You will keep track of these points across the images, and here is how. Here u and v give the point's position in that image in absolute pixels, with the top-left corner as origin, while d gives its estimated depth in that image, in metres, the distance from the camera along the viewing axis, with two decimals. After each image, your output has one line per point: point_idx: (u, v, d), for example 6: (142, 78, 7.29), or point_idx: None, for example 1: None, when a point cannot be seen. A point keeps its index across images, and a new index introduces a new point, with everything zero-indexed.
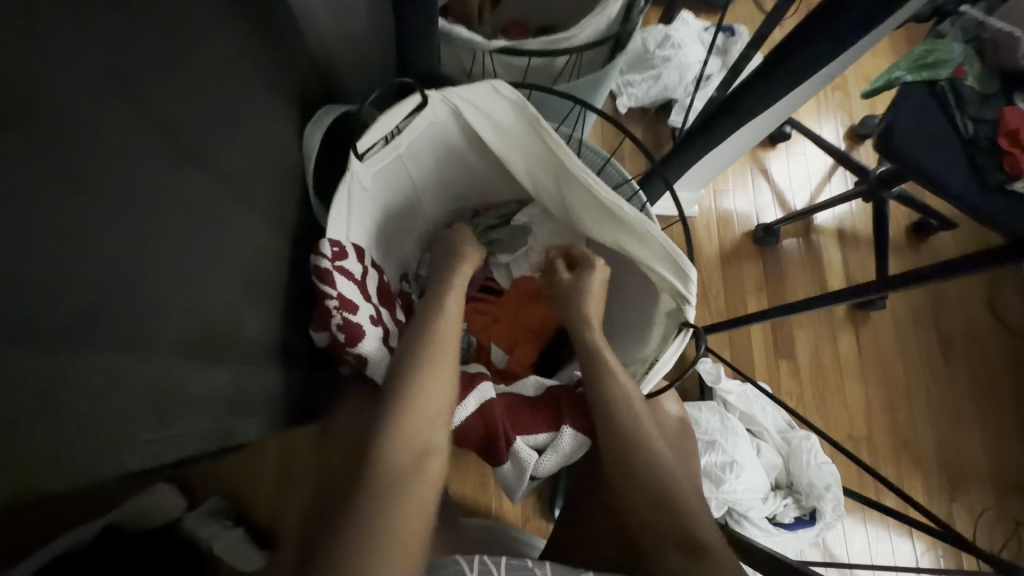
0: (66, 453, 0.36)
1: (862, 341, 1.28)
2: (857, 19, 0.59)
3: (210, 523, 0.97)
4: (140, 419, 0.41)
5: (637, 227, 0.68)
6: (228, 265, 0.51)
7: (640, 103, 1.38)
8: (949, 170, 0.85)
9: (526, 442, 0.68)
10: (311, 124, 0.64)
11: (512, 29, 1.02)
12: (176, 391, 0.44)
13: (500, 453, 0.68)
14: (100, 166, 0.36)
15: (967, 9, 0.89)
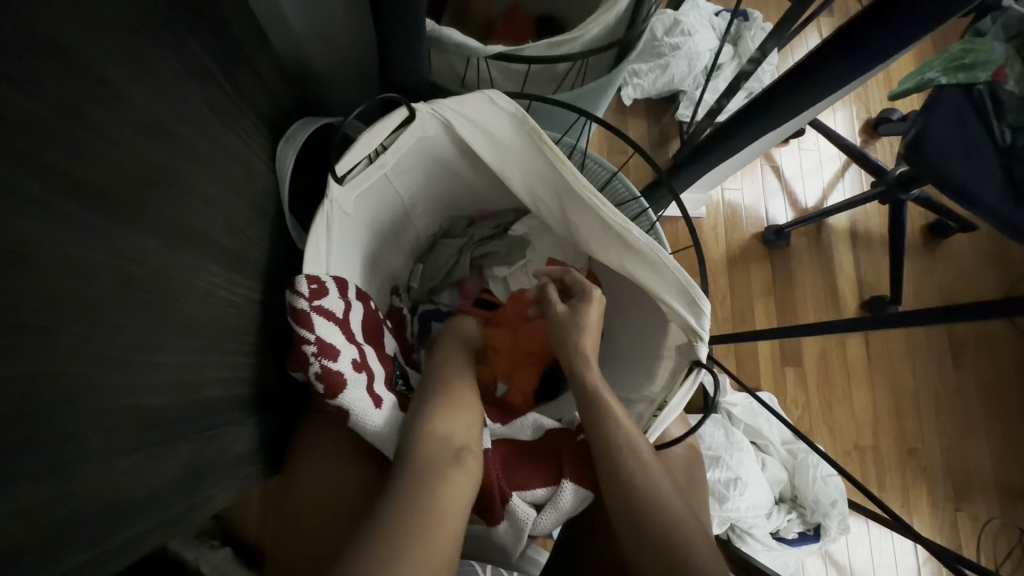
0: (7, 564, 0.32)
1: (872, 347, 1.24)
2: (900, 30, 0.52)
3: (195, 546, 0.93)
4: (90, 513, 0.36)
5: (646, 253, 0.62)
6: (191, 313, 0.46)
7: (645, 94, 1.30)
8: (983, 183, 0.78)
9: (523, 498, 0.64)
10: (283, 142, 0.58)
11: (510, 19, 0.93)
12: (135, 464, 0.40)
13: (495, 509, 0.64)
14: (28, 225, 0.31)
15: (1011, 1, 0.80)
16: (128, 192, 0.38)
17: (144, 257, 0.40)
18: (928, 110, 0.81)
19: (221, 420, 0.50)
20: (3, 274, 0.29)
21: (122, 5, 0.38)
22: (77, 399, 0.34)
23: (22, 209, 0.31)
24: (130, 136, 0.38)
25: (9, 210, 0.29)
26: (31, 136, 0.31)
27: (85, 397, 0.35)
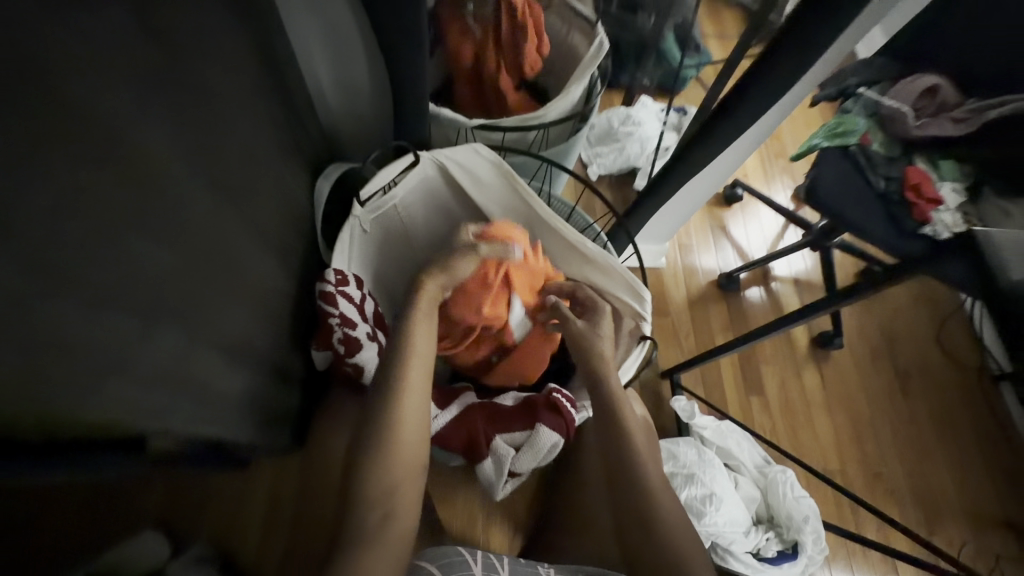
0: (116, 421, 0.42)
1: (825, 377, 1.38)
2: (765, 96, 0.75)
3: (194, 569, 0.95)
4: (172, 409, 0.47)
5: (600, 261, 0.79)
6: (249, 285, 0.61)
7: (608, 170, 1.57)
8: (870, 218, 0.99)
9: (504, 441, 0.72)
10: (320, 177, 0.78)
11: None
12: (201, 383, 0.52)
13: (479, 453, 0.72)
14: (179, 189, 0.47)
15: (863, 90, 1.04)
16: (230, 185, 0.55)
17: (233, 232, 0.56)
18: (819, 165, 1.03)
19: (261, 377, 0.61)
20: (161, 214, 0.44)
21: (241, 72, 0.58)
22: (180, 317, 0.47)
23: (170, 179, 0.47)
24: (236, 149, 0.56)
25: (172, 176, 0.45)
26: (187, 136, 0.49)
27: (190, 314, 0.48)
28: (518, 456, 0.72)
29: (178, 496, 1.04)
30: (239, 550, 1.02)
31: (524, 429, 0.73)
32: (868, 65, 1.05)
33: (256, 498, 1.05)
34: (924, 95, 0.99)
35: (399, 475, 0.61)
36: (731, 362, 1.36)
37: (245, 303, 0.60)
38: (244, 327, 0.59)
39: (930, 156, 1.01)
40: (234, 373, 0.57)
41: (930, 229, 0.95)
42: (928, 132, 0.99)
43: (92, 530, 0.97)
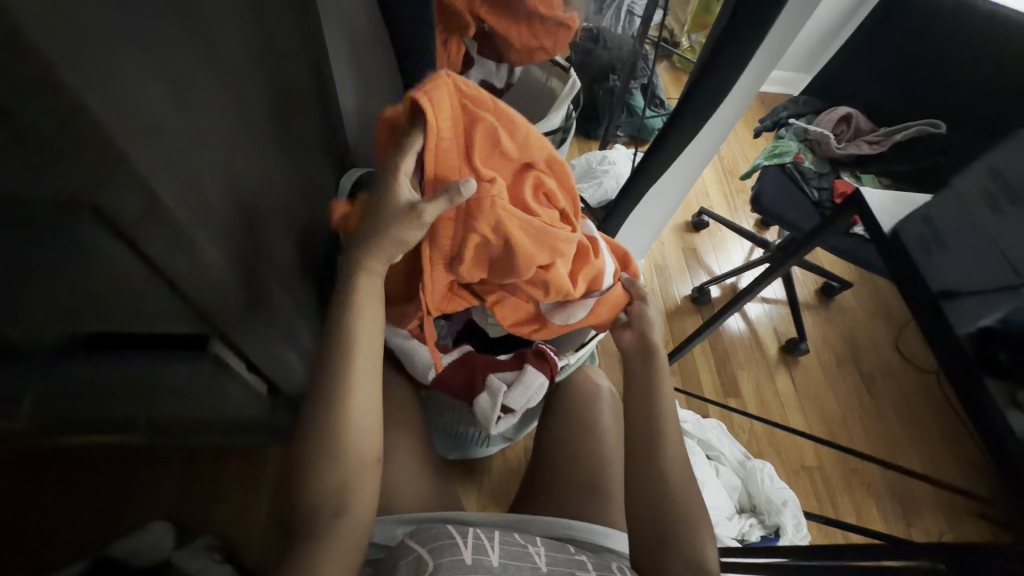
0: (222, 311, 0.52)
1: (795, 380, 1.49)
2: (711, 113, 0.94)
3: (203, 557, 0.98)
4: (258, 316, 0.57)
5: None
6: (316, 241, 0.73)
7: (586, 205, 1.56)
8: (806, 220, 1.16)
9: (496, 378, 0.81)
10: (345, 176, 0.87)
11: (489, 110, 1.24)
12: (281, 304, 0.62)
13: (476, 390, 0.82)
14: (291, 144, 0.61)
15: (793, 121, 1.26)
16: (309, 156, 0.70)
17: (308, 193, 0.69)
18: (761, 181, 1.21)
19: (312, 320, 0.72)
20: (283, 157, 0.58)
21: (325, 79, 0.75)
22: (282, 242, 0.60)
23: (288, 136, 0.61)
24: (315, 133, 0.72)
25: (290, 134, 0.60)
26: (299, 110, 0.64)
27: (284, 241, 0.60)
28: (510, 392, 0.81)
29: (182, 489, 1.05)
30: (243, 546, 1.07)
31: (513, 368, 0.82)
32: (796, 102, 1.29)
33: (263, 491, 1.14)
34: (840, 123, 1.21)
35: (350, 482, 0.54)
36: (709, 366, 1.47)
37: (311, 256, 0.72)
38: (307, 274, 0.70)
39: (853, 172, 1.21)
40: (300, 308, 0.68)
41: (858, 229, 1.07)
42: (849, 151, 1.19)
43: None
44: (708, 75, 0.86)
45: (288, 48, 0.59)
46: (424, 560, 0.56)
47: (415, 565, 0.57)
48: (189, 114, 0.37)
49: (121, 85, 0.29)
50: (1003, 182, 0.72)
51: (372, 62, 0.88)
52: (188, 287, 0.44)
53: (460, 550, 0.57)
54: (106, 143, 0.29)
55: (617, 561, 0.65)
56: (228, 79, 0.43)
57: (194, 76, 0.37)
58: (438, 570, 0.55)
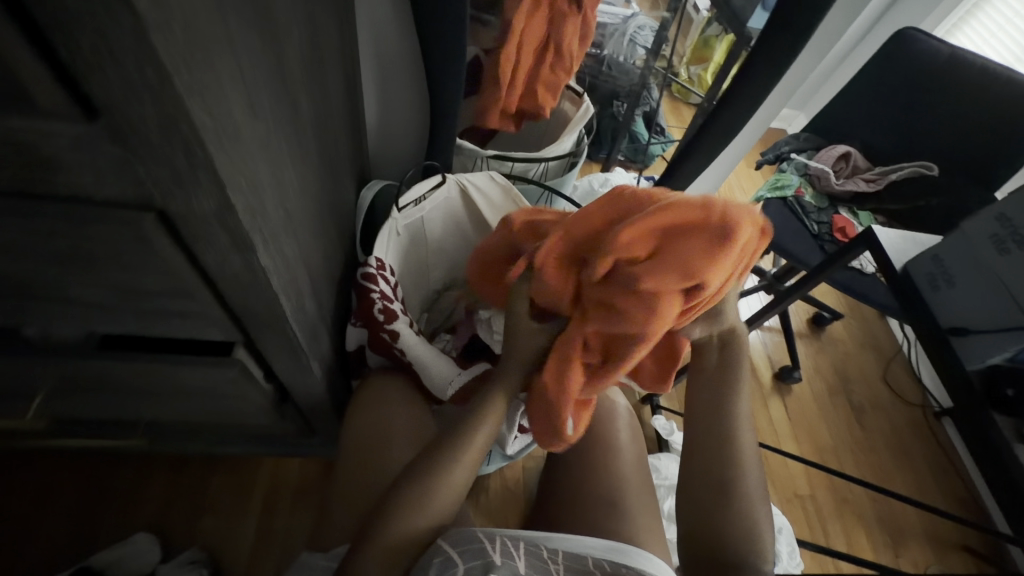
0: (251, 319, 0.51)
1: (789, 407, 1.51)
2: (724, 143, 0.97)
3: (187, 571, 0.87)
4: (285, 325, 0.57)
5: None
6: (337, 250, 0.73)
7: None
8: (807, 252, 1.19)
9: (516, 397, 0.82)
10: (365, 188, 0.89)
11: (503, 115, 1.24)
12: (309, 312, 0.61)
13: None
14: (325, 152, 0.62)
15: (794, 156, 1.30)
16: (337, 166, 0.70)
17: (334, 201, 0.69)
18: (764, 211, 1.25)
19: (330, 331, 0.71)
20: (318, 165, 0.58)
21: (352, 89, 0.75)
22: (315, 250, 0.60)
23: (324, 145, 0.62)
24: (343, 142, 0.72)
25: (324, 143, 0.61)
26: (333, 119, 0.65)
27: (314, 250, 0.59)
28: (526, 411, 0.82)
29: (172, 497, 0.97)
30: (233, 562, 0.93)
31: None
32: (796, 138, 1.34)
33: (252, 499, 1.00)
34: (839, 160, 1.26)
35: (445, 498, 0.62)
36: None
37: (333, 264, 0.71)
38: (330, 282, 0.70)
39: (850, 208, 1.26)
40: (323, 317, 0.67)
41: (857, 263, 1.13)
42: (848, 187, 1.23)
43: (78, 532, 0.91)
44: (722, 109, 0.90)
45: (328, 59, 0.60)
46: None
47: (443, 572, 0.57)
48: (257, 117, 0.38)
49: (215, 89, 0.30)
50: (1011, 225, 0.73)
51: (398, 77, 0.90)
52: (233, 290, 0.44)
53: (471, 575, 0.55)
54: (197, 145, 0.30)
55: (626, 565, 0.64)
56: (281, 86, 0.44)
57: (260, 82, 0.38)
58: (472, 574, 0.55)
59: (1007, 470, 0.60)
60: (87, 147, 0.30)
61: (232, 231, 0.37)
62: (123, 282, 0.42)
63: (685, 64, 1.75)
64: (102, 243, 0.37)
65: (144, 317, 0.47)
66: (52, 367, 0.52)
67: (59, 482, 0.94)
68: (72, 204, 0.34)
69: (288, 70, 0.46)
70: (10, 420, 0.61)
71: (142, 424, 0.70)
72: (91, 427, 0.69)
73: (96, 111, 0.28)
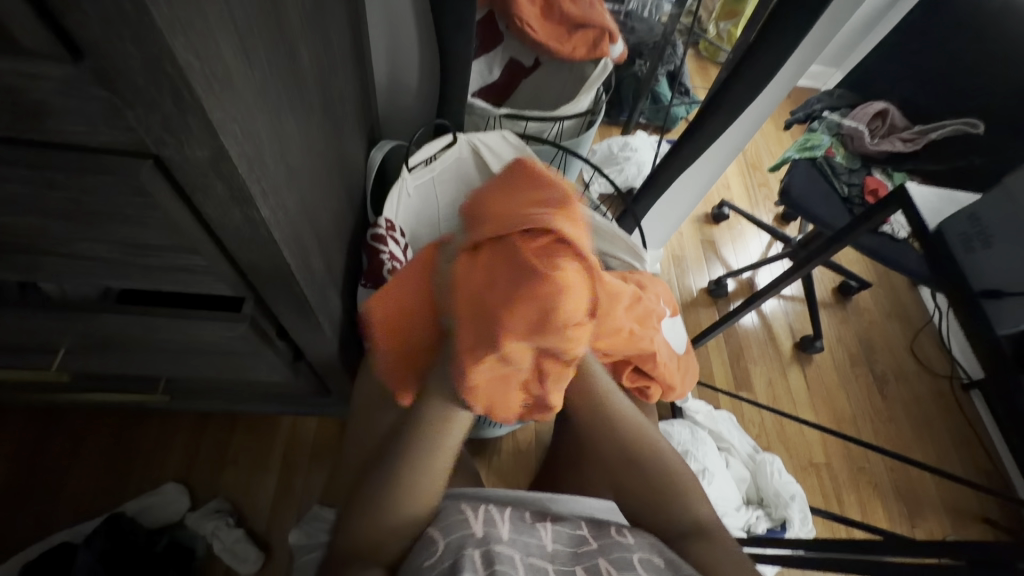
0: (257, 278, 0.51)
1: (809, 377, 1.48)
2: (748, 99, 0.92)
3: (212, 519, 0.93)
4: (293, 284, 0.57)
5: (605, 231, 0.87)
6: (346, 211, 0.73)
7: (607, 190, 1.50)
8: (834, 216, 1.14)
9: None
10: (375, 148, 0.88)
11: (516, 67, 1.21)
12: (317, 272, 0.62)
13: None
14: (330, 109, 0.61)
15: (826, 114, 1.23)
16: (343, 123, 0.69)
17: (341, 160, 0.69)
18: (791, 172, 1.19)
19: (340, 292, 0.71)
20: (322, 122, 0.57)
21: (357, 44, 0.73)
22: (321, 210, 0.59)
23: (329, 101, 0.60)
24: (349, 99, 0.71)
25: (328, 99, 0.59)
26: (337, 75, 0.63)
27: (320, 209, 0.59)
28: None
29: (194, 453, 1.02)
30: (255, 512, 0.98)
31: None
32: (830, 95, 1.26)
33: (270, 454, 1.04)
34: (874, 118, 1.18)
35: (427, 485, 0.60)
36: (722, 359, 1.47)
37: (341, 225, 0.71)
38: (339, 243, 0.70)
39: (884, 169, 1.19)
40: (332, 277, 0.67)
41: (888, 228, 1.07)
42: (882, 147, 1.16)
43: (110, 481, 0.97)
44: (747, 61, 0.84)
45: (329, 10, 0.58)
46: (436, 538, 0.58)
47: (427, 544, 0.58)
48: (251, 65, 0.37)
49: (201, 27, 0.29)
50: None
51: (406, 33, 0.87)
52: (237, 246, 0.45)
53: (470, 524, 0.59)
54: (185, 87, 0.29)
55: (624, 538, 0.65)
56: (277, 34, 0.42)
57: (252, 27, 0.37)
58: (450, 546, 0.56)
59: None
60: (76, 90, 0.29)
61: (229, 180, 0.37)
62: (127, 236, 0.42)
63: (713, 17, 1.66)
64: (102, 194, 0.37)
65: (153, 272, 0.48)
66: (71, 322, 0.54)
67: (90, 437, 1.00)
68: (67, 153, 0.34)
69: (285, 16, 0.44)
70: (38, 374, 0.64)
71: (161, 380, 0.72)
72: (111, 383, 0.71)
73: (81, 52, 0.27)
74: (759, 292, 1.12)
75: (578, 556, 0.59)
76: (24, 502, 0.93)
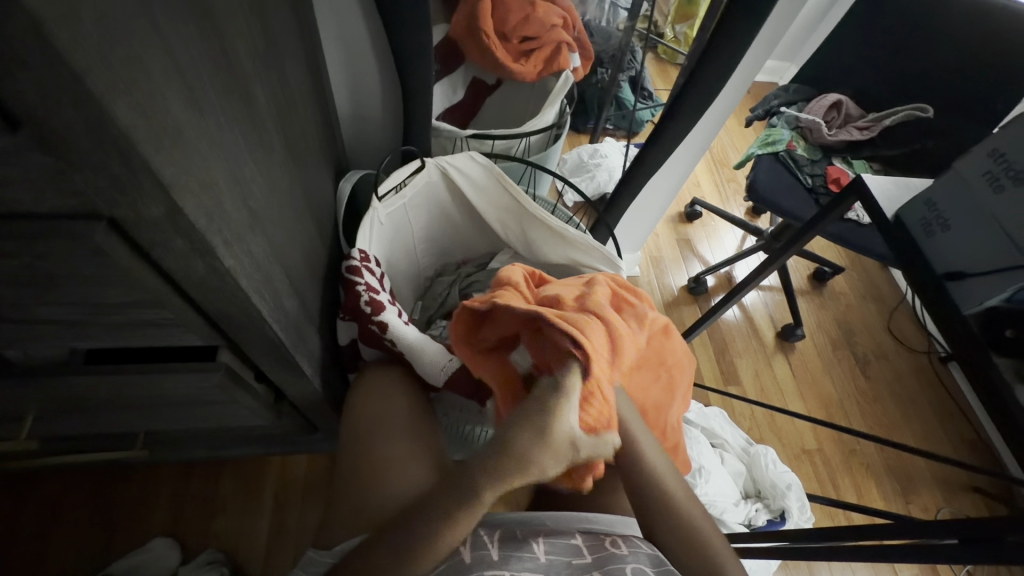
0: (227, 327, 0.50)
1: (794, 366, 1.50)
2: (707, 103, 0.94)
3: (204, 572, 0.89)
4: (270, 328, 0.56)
5: (581, 243, 0.88)
6: (318, 246, 0.72)
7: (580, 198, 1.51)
8: (801, 207, 1.17)
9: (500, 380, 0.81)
10: (344, 180, 0.88)
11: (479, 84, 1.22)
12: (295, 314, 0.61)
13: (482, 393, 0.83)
14: (291, 145, 0.60)
15: (784, 109, 1.27)
16: (307, 158, 0.68)
17: (309, 195, 0.68)
18: (755, 169, 1.22)
19: (316, 330, 0.70)
20: (284, 161, 0.57)
21: (315, 78, 0.73)
22: (291, 249, 0.59)
23: (291, 139, 0.60)
24: (312, 133, 0.70)
25: (288, 136, 0.59)
26: (297, 111, 0.63)
27: (290, 248, 0.58)
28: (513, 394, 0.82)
29: (182, 503, 0.99)
30: (249, 558, 0.95)
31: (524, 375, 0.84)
32: (786, 90, 1.30)
33: (261, 498, 1.01)
34: (829, 110, 1.22)
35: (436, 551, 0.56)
36: (708, 356, 1.48)
37: (314, 260, 0.70)
38: (312, 279, 0.69)
39: (844, 158, 1.23)
40: (308, 315, 0.66)
41: (853, 215, 1.10)
42: (840, 137, 1.20)
43: (93, 544, 0.93)
44: (701, 64, 0.86)
45: (283, 50, 0.58)
46: None
47: None
48: (201, 117, 0.36)
49: (143, 88, 0.29)
50: (1004, 160, 0.70)
51: (366, 63, 0.88)
52: (204, 297, 0.44)
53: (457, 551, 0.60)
54: (129, 149, 0.28)
55: (615, 539, 0.66)
56: (231, 82, 0.42)
57: (202, 79, 0.37)
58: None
59: (1011, 415, 0.59)
60: (19, 161, 0.28)
61: (188, 235, 0.36)
62: (88, 297, 0.41)
63: (670, 22, 1.72)
64: (58, 260, 0.36)
65: (118, 330, 0.46)
66: (37, 387, 0.52)
67: (72, 496, 0.96)
68: (13, 221, 0.33)
69: (238, 63, 0.45)
70: (7, 443, 0.62)
71: (140, 435, 0.70)
72: (88, 442, 0.69)
73: (18, 122, 0.26)
74: (741, 286, 1.13)
75: (570, 569, 0.61)
76: (4, 574, 0.89)
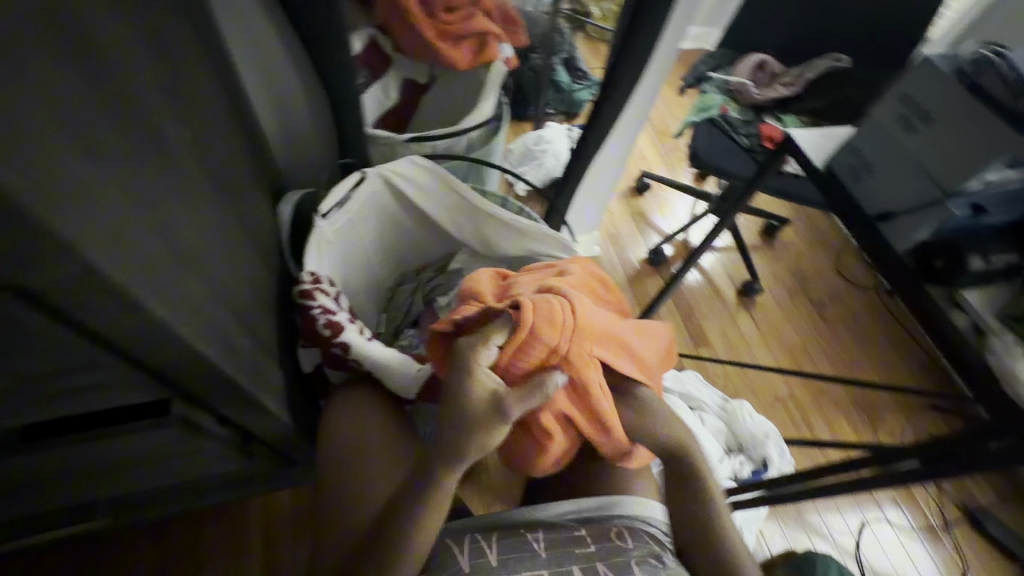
0: (174, 379, 0.47)
1: (756, 319, 1.56)
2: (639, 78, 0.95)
3: None
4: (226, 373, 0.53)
5: (534, 232, 0.88)
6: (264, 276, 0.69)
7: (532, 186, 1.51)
8: (741, 167, 1.20)
9: None
10: (282, 202, 0.84)
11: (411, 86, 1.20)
12: (251, 354, 0.58)
13: None
14: (218, 178, 0.57)
15: (712, 75, 1.31)
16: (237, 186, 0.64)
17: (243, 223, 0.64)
18: (694, 136, 1.25)
19: (277, 363, 0.67)
20: (210, 195, 0.53)
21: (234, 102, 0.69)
22: (233, 284, 0.56)
23: (216, 170, 0.57)
24: (239, 159, 0.67)
25: (211, 167, 0.55)
26: (218, 141, 0.59)
27: (231, 285, 0.55)
28: None
29: (163, 560, 0.94)
30: None
31: None
32: (712, 57, 1.34)
33: (248, 539, 0.98)
34: (754, 70, 1.26)
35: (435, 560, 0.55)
36: (676, 323, 1.52)
37: (262, 291, 0.67)
38: (263, 312, 0.66)
39: (776, 115, 1.26)
40: (264, 349, 0.63)
41: (790, 168, 1.14)
42: (767, 95, 1.24)
43: None
44: (628, 40, 0.87)
45: (193, 78, 0.55)
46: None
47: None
48: (104, 163, 0.34)
49: (28, 146, 0.27)
50: (914, 103, 0.73)
51: (288, 79, 0.84)
52: (144, 351, 0.41)
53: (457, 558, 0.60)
54: (21, 212, 0.26)
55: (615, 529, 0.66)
56: (137, 126, 0.40)
57: (102, 128, 0.35)
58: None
59: (952, 339, 0.63)
60: None
61: (111, 291, 0.34)
62: (9, 372, 0.38)
63: None
64: None
65: (52, 400, 0.43)
66: None
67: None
68: None
69: (143, 103, 0.42)
70: None
71: (102, 500, 0.66)
72: (47, 518, 0.65)
73: None
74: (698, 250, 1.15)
75: (572, 561, 0.61)
76: None
